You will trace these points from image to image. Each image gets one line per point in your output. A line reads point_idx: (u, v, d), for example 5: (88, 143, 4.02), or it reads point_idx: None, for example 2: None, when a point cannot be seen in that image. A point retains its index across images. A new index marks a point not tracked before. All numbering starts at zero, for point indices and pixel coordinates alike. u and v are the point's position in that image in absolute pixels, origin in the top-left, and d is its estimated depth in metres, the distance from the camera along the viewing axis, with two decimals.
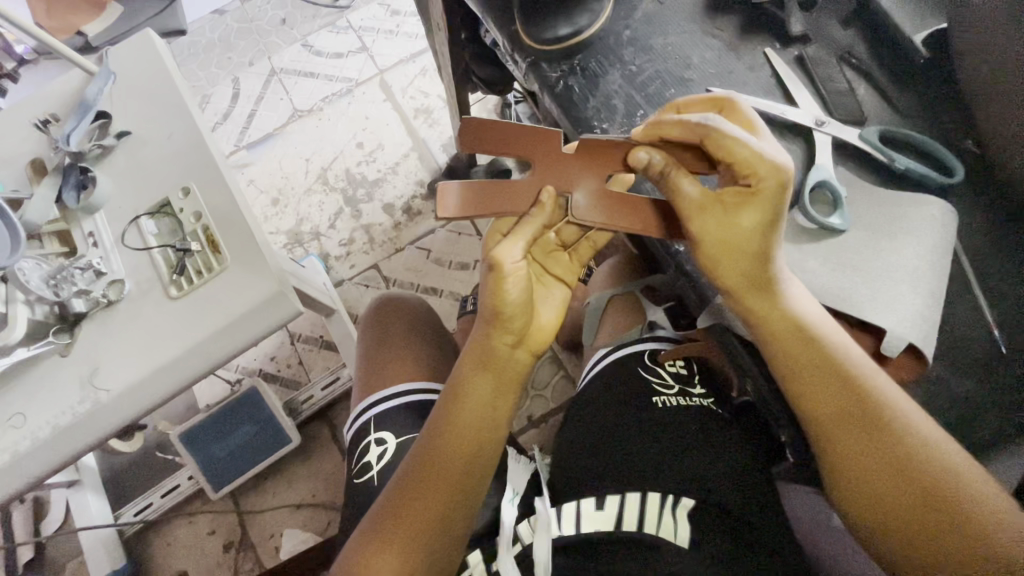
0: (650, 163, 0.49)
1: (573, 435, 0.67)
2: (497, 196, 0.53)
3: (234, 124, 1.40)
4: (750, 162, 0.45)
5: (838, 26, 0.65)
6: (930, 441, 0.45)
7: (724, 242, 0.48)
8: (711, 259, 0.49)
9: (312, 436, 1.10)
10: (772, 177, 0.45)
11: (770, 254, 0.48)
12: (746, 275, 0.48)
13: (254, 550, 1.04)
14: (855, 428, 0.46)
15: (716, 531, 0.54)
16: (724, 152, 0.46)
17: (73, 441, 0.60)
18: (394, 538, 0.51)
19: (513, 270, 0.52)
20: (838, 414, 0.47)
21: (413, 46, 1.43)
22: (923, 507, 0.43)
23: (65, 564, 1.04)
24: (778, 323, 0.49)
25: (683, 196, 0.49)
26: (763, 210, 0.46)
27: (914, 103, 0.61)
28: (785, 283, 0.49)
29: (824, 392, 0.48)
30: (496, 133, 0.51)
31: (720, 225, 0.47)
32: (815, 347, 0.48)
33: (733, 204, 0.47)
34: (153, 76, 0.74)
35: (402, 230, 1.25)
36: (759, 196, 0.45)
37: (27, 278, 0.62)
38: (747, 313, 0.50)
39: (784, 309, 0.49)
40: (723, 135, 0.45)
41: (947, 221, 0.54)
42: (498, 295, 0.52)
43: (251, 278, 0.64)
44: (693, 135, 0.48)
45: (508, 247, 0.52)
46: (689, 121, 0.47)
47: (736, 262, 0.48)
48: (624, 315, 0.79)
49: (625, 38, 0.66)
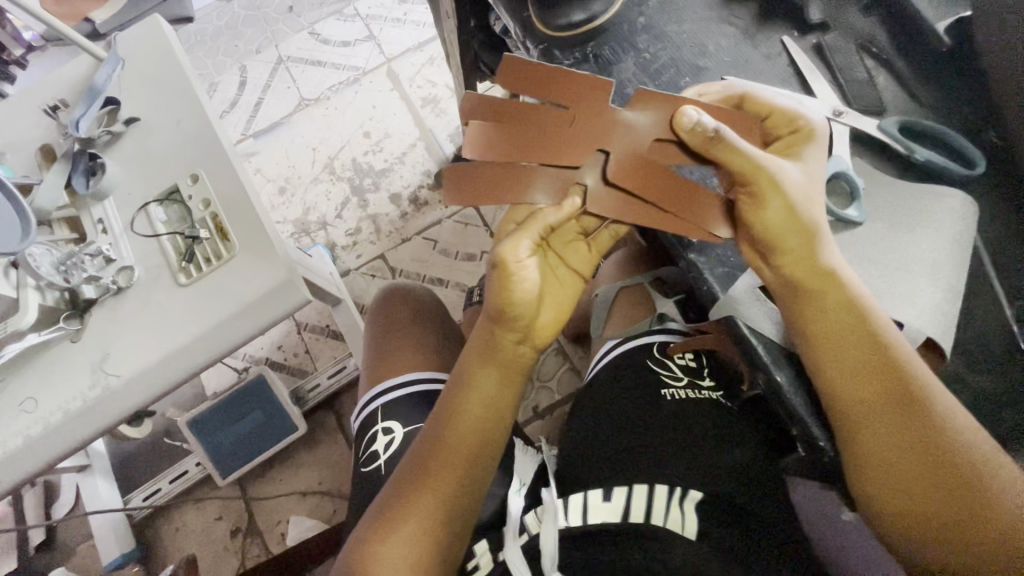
0: (697, 125, 0.46)
1: (581, 427, 0.67)
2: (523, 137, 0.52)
3: (242, 112, 1.40)
4: (789, 113, 0.51)
5: (857, 14, 0.64)
6: (965, 429, 0.45)
7: (788, 188, 0.47)
8: (770, 211, 0.47)
9: (319, 424, 1.11)
10: (812, 123, 0.50)
11: (820, 206, 0.48)
12: (801, 229, 0.47)
13: (260, 537, 1.05)
14: (890, 411, 0.46)
15: (724, 524, 0.53)
16: (761, 110, 0.52)
17: (82, 426, 0.60)
18: (411, 520, 0.51)
19: (521, 273, 0.51)
20: (867, 397, 0.47)
21: (422, 34, 1.42)
22: (947, 493, 0.44)
23: (75, 547, 1.05)
24: (818, 298, 0.48)
25: (740, 153, 0.46)
26: (812, 151, 0.50)
27: (935, 92, 0.60)
28: (829, 247, 0.49)
29: (859, 372, 0.47)
30: (537, 78, 0.50)
31: (784, 172, 0.47)
32: (845, 336, 0.47)
33: (784, 153, 0.50)
34: (161, 62, 0.73)
35: (409, 220, 1.25)
36: (806, 136, 0.50)
37: (38, 263, 0.62)
38: (790, 284, 0.49)
39: (833, 282, 0.48)
40: (759, 94, 0.52)
41: (967, 213, 0.53)
42: (503, 293, 0.51)
43: (261, 265, 0.63)
44: (731, 99, 0.53)
45: (512, 244, 0.51)
46: (725, 90, 0.53)
47: (796, 215, 0.47)
48: (633, 308, 0.78)
49: (639, 25, 0.65)
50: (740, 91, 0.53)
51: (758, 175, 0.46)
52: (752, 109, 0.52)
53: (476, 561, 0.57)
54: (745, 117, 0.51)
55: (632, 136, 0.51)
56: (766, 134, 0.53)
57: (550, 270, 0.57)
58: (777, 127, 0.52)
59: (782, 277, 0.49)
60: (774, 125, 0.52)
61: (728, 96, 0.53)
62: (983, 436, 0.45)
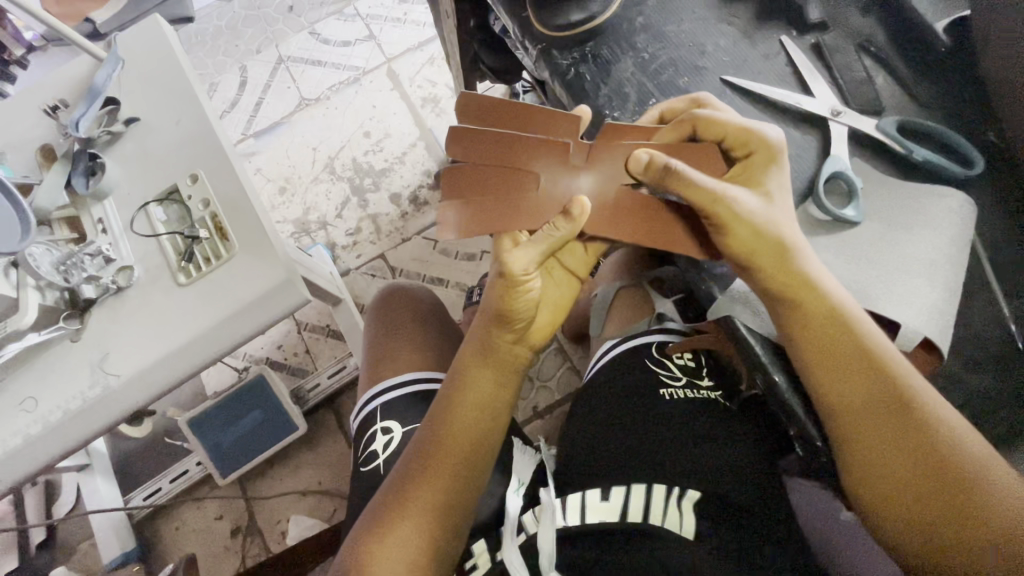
0: (650, 161, 0.47)
1: (579, 427, 0.67)
2: (500, 147, 0.51)
3: (242, 112, 1.40)
4: (747, 132, 0.50)
5: (856, 14, 0.64)
6: (958, 434, 0.44)
7: (748, 215, 0.47)
8: (736, 238, 0.47)
9: (319, 423, 1.11)
10: (770, 140, 0.49)
11: (789, 225, 0.48)
12: (774, 250, 0.48)
13: (260, 536, 1.05)
14: (882, 415, 0.46)
15: (721, 522, 0.53)
16: (717, 134, 0.51)
17: (82, 425, 0.60)
18: (404, 522, 0.51)
19: (528, 283, 0.51)
20: (860, 397, 0.47)
21: (422, 33, 1.42)
22: (941, 494, 0.43)
23: (76, 546, 1.05)
24: (802, 307, 0.49)
25: (695, 185, 0.46)
26: (771, 174, 0.49)
27: (934, 92, 0.60)
28: (807, 258, 0.49)
29: (849, 376, 0.47)
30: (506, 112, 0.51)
31: (740, 201, 0.47)
32: (840, 336, 0.48)
33: (744, 177, 0.50)
34: (161, 63, 0.73)
35: (409, 220, 1.25)
36: (763, 158, 0.49)
37: (38, 263, 0.62)
38: (772, 293, 0.49)
39: (814, 292, 0.48)
40: (709, 117, 0.51)
41: (965, 212, 0.53)
42: (507, 300, 0.51)
43: (259, 265, 0.63)
44: (683, 127, 0.52)
45: (520, 256, 0.49)
46: (676, 119, 0.52)
47: (762, 237, 0.47)
48: (632, 308, 0.78)
49: (638, 24, 0.65)
50: (691, 117, 0.51)
51: (716, 206, 0.46)
52: (706, 132, 0.51)
53: (474, 561, 0.57)
54: (702, 148, 0.51)
55: (610, 163, 0.52)
56: (727, 153, 0.52)
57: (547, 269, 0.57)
58: (736, 146, 0.51)
59: (761, 288, 0.50)
60: (732, 145, 0.51)
61: (680, 125, 0.52)
62: (976, 440, 0.44)
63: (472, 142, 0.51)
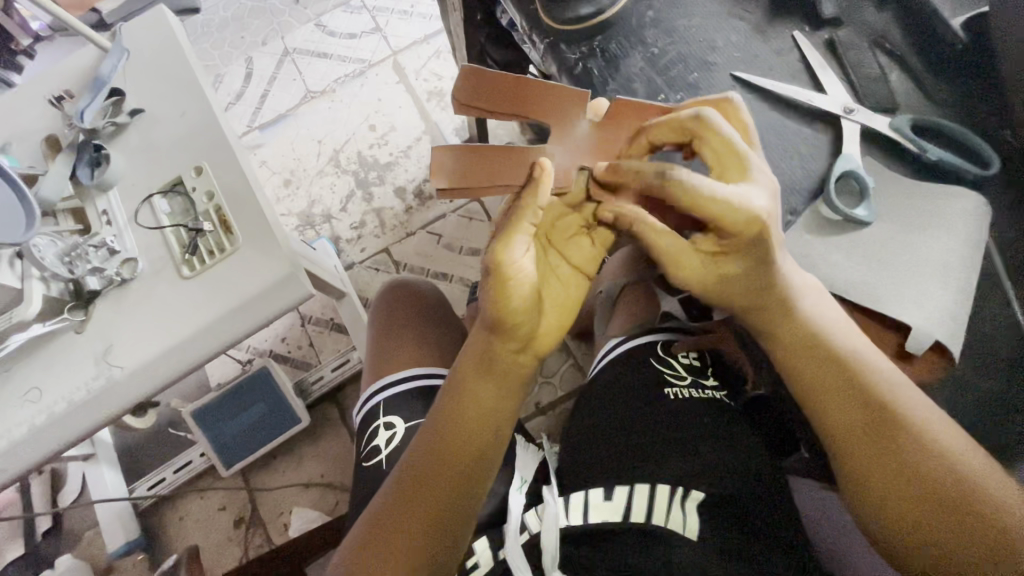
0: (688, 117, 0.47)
1: (585, 422, 0.66)
2: (512, 96, 0.52)
3: (247, 104, 1.39)
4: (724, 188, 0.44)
5: (871, 9, 0.62)
6: (953, 454, 0.45)
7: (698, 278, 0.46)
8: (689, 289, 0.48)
9: (323, 416, 1.11)
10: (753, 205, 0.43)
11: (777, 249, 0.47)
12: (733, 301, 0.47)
13: (264, 527, 1.06)
14: (873, 439, 0.46)
15: (725, 524, 0.53)
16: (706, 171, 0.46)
17: (87, 417, 0.61)
18: (403, 550, 0.50)
19: (516, 273, 0.48)
20: (851, 420, 0.47)
21: (429, 26, 1.41)
22: (935, 514, 0.44)
23: (80, 535, 1.06)
24: (791, 336, 0.49)
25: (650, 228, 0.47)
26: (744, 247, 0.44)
27: (950, 91, 0.59)
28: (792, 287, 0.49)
29: (839, 401, 0.48)
30: (509, 87, 0.51)
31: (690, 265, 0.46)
32: (830, 360, 0.49)
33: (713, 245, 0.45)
34: (166, 53, 0.73)
35: (413, 213, 1.25)
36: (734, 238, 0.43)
37: (42, 254, 0.61)
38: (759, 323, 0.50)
39: (799, 323, 0.49)
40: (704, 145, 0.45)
41: (980, 215, 0.52)
42: (499, 299, 0.48)
43: (263, 259, 0.63)
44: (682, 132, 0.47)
45: (503, 245, 0.47)
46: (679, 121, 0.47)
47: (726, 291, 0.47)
48: (638, 304, 0.79)
49: (648, 19, 0.64)
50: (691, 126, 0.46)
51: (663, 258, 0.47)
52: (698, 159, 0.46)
53: (477, 559, 0.57)
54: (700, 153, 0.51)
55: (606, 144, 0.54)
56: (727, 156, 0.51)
57: (551, 267, 0.53)
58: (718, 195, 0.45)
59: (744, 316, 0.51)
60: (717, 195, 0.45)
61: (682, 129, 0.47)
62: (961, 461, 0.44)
63: (480, 88, 0.51)
